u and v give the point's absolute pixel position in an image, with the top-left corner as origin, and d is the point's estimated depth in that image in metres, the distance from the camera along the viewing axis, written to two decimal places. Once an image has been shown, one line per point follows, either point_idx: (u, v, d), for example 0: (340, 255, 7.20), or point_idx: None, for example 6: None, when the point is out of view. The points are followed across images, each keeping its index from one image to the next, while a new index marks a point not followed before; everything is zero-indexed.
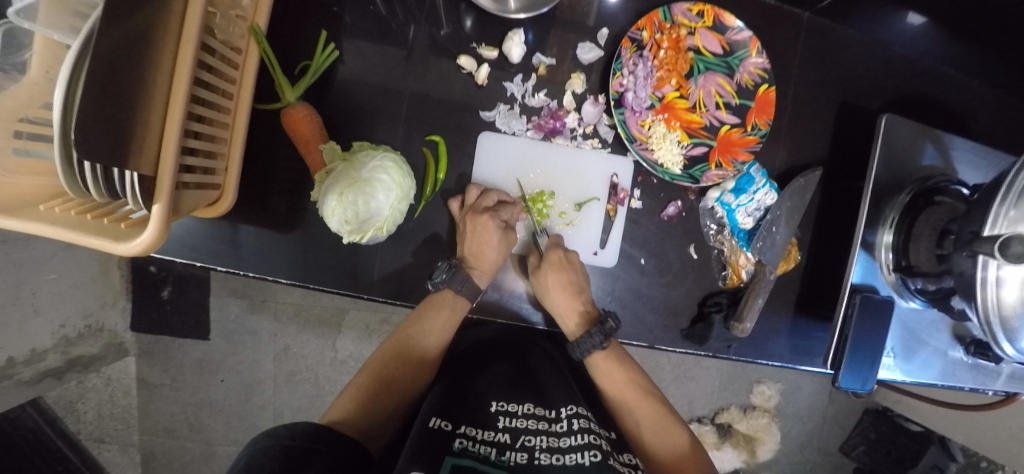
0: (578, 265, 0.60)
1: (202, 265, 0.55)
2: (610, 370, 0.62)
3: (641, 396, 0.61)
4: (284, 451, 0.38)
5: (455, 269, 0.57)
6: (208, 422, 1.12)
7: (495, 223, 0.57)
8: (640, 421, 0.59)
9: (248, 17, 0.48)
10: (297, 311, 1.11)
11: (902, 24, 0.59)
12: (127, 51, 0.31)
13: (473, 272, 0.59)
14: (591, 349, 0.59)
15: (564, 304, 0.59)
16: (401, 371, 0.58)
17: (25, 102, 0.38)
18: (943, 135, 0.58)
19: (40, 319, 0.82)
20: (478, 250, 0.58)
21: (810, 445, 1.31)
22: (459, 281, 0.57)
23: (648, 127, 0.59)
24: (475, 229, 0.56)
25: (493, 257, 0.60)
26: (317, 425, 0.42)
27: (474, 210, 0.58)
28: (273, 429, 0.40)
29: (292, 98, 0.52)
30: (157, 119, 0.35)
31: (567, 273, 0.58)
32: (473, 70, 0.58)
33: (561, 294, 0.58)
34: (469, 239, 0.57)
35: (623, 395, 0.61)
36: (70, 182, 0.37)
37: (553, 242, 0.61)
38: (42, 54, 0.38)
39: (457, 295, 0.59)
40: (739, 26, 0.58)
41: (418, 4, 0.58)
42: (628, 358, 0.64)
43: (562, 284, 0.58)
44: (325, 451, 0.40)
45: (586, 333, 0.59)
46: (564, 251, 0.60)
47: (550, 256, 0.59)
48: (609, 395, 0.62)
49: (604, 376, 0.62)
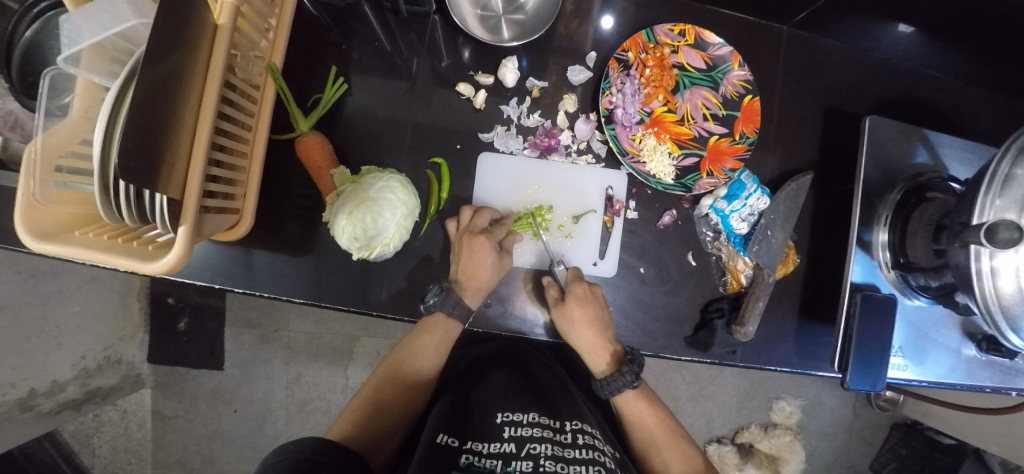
0: (602, 299, 0.61)
1: (220, 287, 0.58)
2: (646, 414, 0.61)
3: (672, 437, 0.60)
4: (292, 465, 0.38)
5: (445, 293, 0.58)
6: (219, 454, 1.12)
7: (490, 245, 0.58)
8: (666, 458, 0.59)
9: (266, 57, 0.53)
10: (309, 338, 1.13)
11: (875, 33, 0.62)
12: (163, 88, 0.35)
13: (464, 293, 0.59)
14: (622, 387, 0.59)
15: (591, 340, 0.59)
16: (400, 388, 0.59)
17: (66, 139, 0.42)
18: (927, 134, 0.60)
19: (62, 351, 0.87)
20: (472, 271, 0.58)
21: (838, 465, 1.25)
22: (450, 304, 0.59)
23: (639, 141, 0.62)
24: (470, 250, 0.58)
25: (487, 278, 0.59)
26: (323, 440, 0.42)
27: (469, 231, 0.60)
28: (282, 445, 0.41)
29: (305, 128, 0.56)
30: (184, 147, 0.38)
31: (592, 308, 0.59)
32: (471, 95, 0.63)
33: (587, 329, 0.59)
34: (464, 261, 0.58)
35: (652, 435, 0.60)
36: (107, 212, 0.41)
37: (572, 275, 0.61)
38: (83, 96, 0.43)
39: (448, 317, 0.59)
40: (719, 43, 0.62)
41: (419, 40, 0.63)
42: (656, 397, 0.64)
43: (588, 320, 0.58)
44: (330, 463, 0.40)
45: (617, 372, 0.59)
46: (588, 285, 0.61)
47: (575, 289, 0.59)
48: (635, 436, 0.62)
49: (634, 417, 0.61)
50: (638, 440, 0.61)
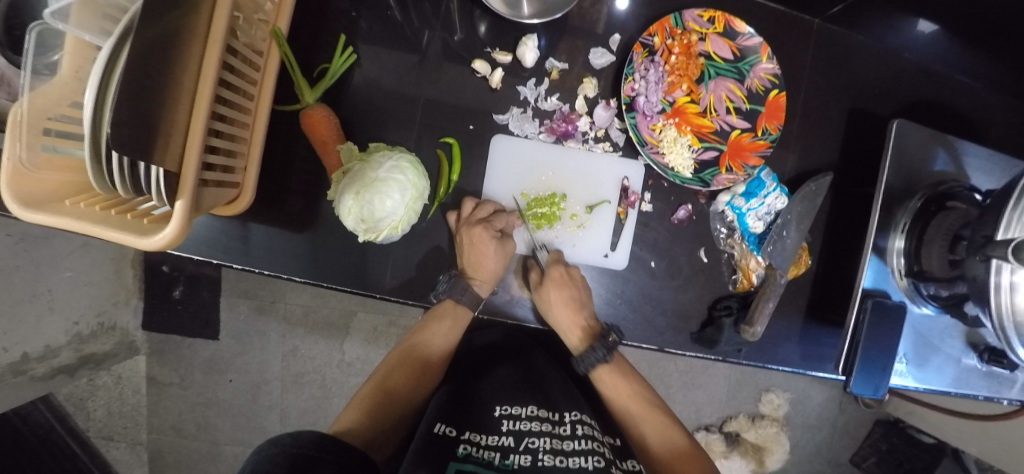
0: (580, 280, 0.61)
1: (219, 262, 0.56)
2: (611, 376, 0.64)
3: (645, 405, 0.63)
4: (289, 459, 0.37)
5: (454, 280, 0.58)
6: (215, 421, 1.13)
7: (489, 235, 0.57)
8: (643, 429, 0.61)
9: (270, 21, 0.50)
10: (305, 312, 1.12)
11: (909, 31, 0.60)
12: (159, 53, 0.32)
13: (473, 282, 0.59)
14: (595, 362, 0.62)
15: (567, 319, 0.61)
16: (400, 379, 0.59)
17: (55, 101, 0.39)
18: (955, 141, 0.58)
19: (55, 316, 0.86)
20: (477, 261, 0.58)
21: (820, 456, 1.29)
22: (459, 290, 0.59)
23: (659, 131, 0.60)
24: (471, 241, 0.56)
25: (492, 267, 0.60)
26: (323, 434, 0.41)
27: (467, 222, 0.58)
28: (279, 437, 0.39)
29: (311, 100, 0.53)
30: (182, 116, 0.36)
31: (568, 289, 0.59)
32: (487, 74, 0.59)
33: (563, 310, 0.59)
34: (466, 252, 0.57)
35: (626, 406, 0.63)
36: (99, 180, 0.39)
37: (553, 258, 0.61)
38: (73, 55, 0.39)
39: (457, 304, 0.60)
40: (750, 32, 0.59)
41: (433, 11, 0.59)
42: (631, 370, 0.66)
43: (564, 300, 0.59)
44: (330, 460, 0.39)
45: (590, 348, 0.62)
46: (565, 267, 0.60)
47: (552, 272, 0.59)
48: (614, 406, 0.64)
49: (608, 388, 0.64)
50: (613, 407, 0.64)
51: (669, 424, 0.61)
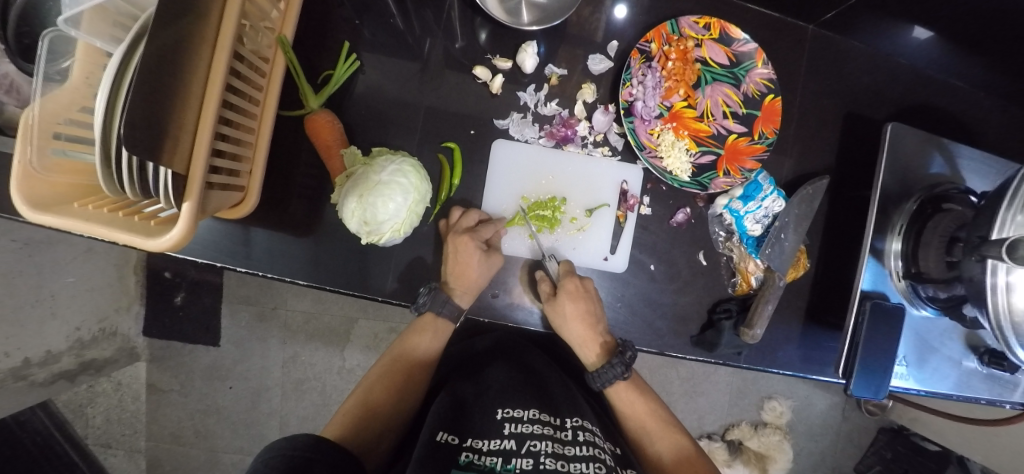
0: (594, 292, 0.60)
1: (223, 266, 0.56)
2: (629, 394, 0.63)
3: (661, 424, 0.62)
4: (285, 461, 0.37)
5: (434, 292, 0.58)
6: (214, 429, 1.12)
7: (475, 244, 0.57)
8: (659, 447, 0.61)
9: (276, 29, 0.51)
10: (306, 318, 1.12)
11: (900, 38, 0.61)
12: (169, 57, 0.33)
13: (454, 293, 0.58)
14: (613, 379, 0.60)
15: (582, 332, 0.59)
16: (387, 390, 0.59)
17: (65, 105, 0.40)
18: (948, 144, 0.59)
19: (57, 321, 0.86)
20: (460, 271, 0.57)
21: (824, 464, 1.28)
22: (439, 303, 0.59)
23: (656, 135, 0.61)
24: (456, 250, 0.57)
25: (476, 277, 0.58)
26: (317, 436, 0.41)
27: (454, 230, 0.58)
28: (273, 442, 0.40)
29: (316, 105, 0.55)
30: (190, 118, 0.36)
31: (584, 302, 0.58)
32: (488, 80, 0.61)
33: (578, 323, 0.58)
34: (451, 261, 0.57)
35: (643, 423, 0.62)
36: (107, 183, 0.39)
37: (564, 269, 0.61)
38: (84, 62, 0.40)
39: (438, 316, 0.60)
40: (745, 38, 0.60)
41: (435, 19, 0.61)
42: (646, 387, 0.65)
43: (580, 314, 0.58)
44: (325, 461, 0.39)
45: (607, 364, 0.60)
46: (579, 278, 0.60)
47: (566, 284, 0.58)
48: (628, 422, 0.63)
49: (624, 405, 0.63)
50: (627, 424, 0.63)
51: (681, 439, 0.61)
